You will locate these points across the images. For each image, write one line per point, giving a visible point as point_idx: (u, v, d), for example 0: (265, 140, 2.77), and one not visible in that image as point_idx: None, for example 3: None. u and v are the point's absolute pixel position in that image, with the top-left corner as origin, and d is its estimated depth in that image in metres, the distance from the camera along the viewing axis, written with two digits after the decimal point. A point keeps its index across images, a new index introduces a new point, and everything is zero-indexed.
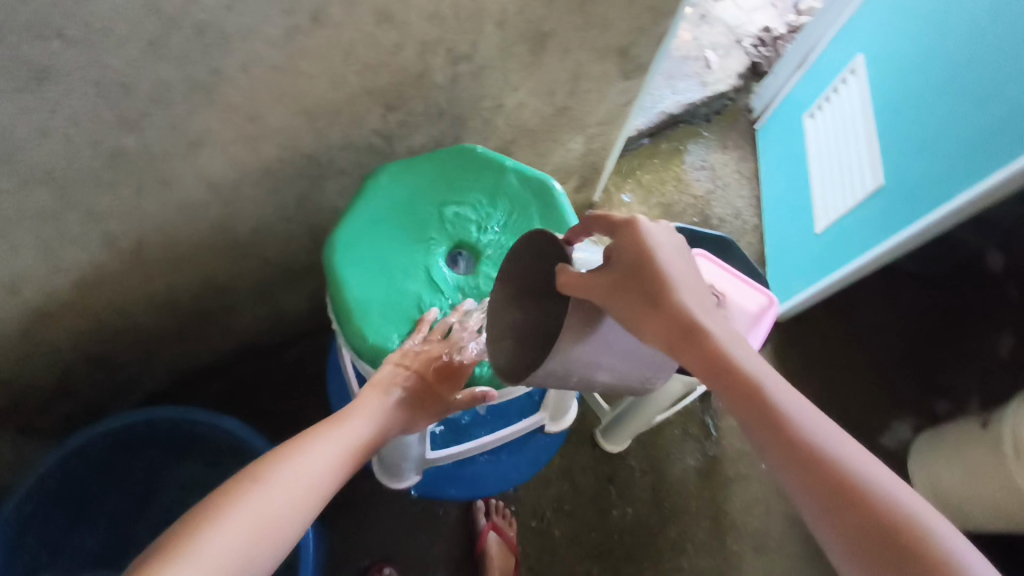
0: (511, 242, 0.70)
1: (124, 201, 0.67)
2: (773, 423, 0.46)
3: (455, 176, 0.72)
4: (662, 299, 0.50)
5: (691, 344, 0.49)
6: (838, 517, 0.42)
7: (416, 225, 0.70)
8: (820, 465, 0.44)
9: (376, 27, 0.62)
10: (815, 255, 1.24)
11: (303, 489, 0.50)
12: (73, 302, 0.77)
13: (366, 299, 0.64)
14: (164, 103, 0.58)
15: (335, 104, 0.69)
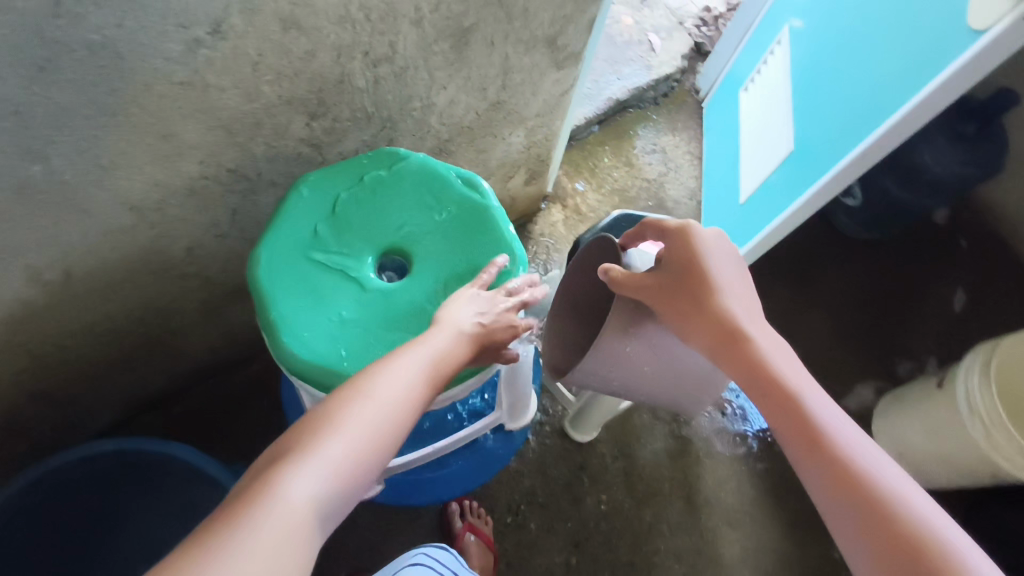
0: (438, 240, 0.70)
1: (41, 232, 0.65)
2: (797, 415, 0.51)
3: (378, 182, 0.72)
4: (707, 303, 0.57)
5: (723, 335, 0.56)
6: (845, 500, 0.46)
7: (343, 236, 0.69)
8: (834, 454, 0.48)
9: (283, 34, 0.60)
10: (738, 221, 1.27)
11: (399, 409, 0.51)
12: (1, 339, 0.75)
13: (292, 313, 0.64)
14: (67, 129, 0.56)
15: (254, 116, 0.68)
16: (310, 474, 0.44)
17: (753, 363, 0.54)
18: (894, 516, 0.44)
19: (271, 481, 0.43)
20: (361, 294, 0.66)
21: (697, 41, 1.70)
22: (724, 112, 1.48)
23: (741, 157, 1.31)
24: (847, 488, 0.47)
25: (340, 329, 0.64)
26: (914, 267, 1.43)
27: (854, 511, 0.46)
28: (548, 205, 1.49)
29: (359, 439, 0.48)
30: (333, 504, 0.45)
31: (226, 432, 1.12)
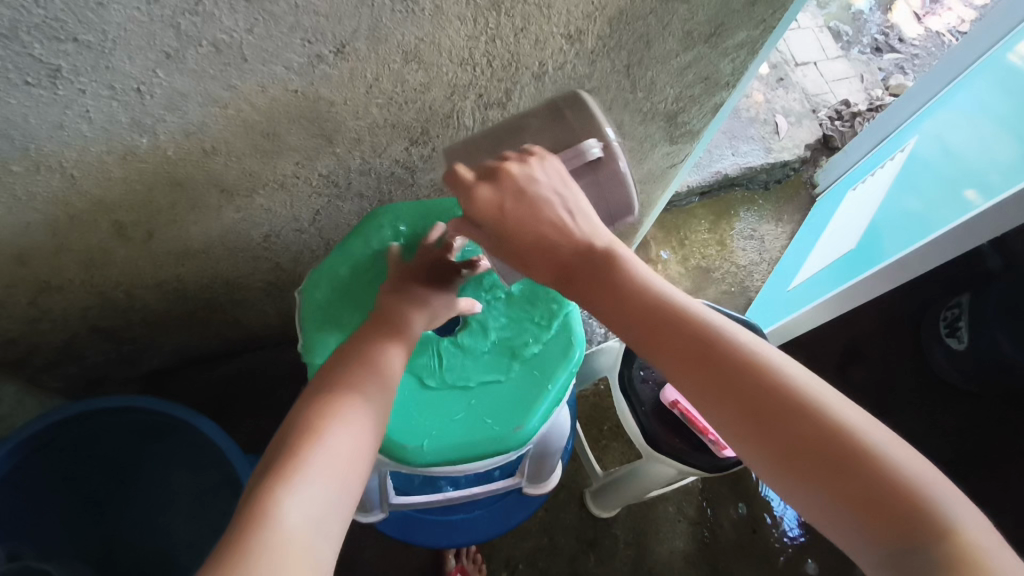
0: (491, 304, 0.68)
1: (135, 195, 0.67)
2: (673, 349, 0.47)
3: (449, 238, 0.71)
4: (532, 250, 0.52)
5: (563, 268, 0.52)
6: (758, 437, 0.43)
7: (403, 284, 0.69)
8: (736, 387, 0.44)
9: (404, 65, 0.60)
10: (780, 303, 1.22)
11: (360, 420, 0.49)
12: (79, 277, 0.79)
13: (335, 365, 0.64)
14: (179, 111, 0.58)
15: (356, 132, 0.68)
16: (310, 495, 0.42)
17: (623, 288, 0.50)
18: (785, 412, 0.42)
19: (261, 509, 0.40)
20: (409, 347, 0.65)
21: (828, 134, 1.61)
22: (824, 210, 1.41)
23: (813, 248, 1.26)
24: (729, 403, 0.44)
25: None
26: (1007, 435, 1.28)
27: (749, 429, 0.44)
28: None
29: (353, 450, 0.47)
30: (331, 526, 0.42)
31: (263, 408, 1.16)
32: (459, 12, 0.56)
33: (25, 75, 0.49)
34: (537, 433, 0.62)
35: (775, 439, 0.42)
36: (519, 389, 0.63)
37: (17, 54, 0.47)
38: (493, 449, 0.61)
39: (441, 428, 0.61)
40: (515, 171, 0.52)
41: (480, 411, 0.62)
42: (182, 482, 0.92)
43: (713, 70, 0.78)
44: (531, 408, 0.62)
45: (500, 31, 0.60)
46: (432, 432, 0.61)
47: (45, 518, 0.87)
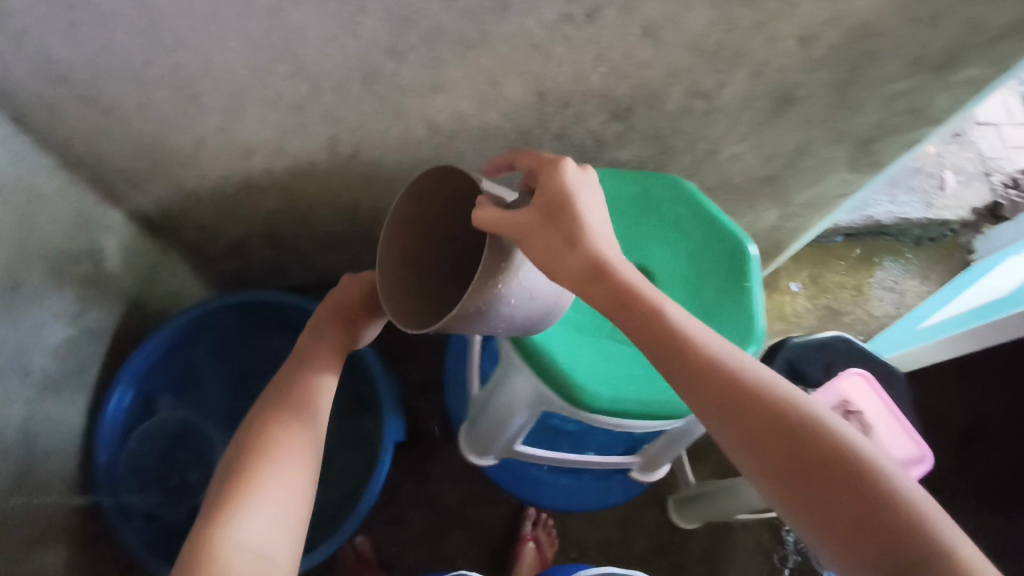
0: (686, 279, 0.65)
1: (360, 116, 0.74)
2: (711, 383, 0.47)
3: (655, 207, 0.66)
4: (579, 241, 0.49)
5: (593, 267, 0.49)
6: (788, 473, 0.43)
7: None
8: (772, 422, 0.45)
9: (638, 40, 0.63)
10: (920, 334, 1.19)
11: (294, 457, 0.58)
12: (282, 180, 0.88)
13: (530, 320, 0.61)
14: (430, 46, 0.63)
15: (568, 96, 0.72)
16: (253, 523, 0.51)
17: (652, 310, 0.49)
18: (819, 449, 0.43)
19: (214, 541, 0.48)
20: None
21: (998, 202, 1.50)
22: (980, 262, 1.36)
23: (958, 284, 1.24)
24: (760, 440, 0.45)
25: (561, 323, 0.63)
26: None
27: (784, 465, 0.44)
28: None
29: (291, 480, 0.56)
30: (274, 547, 0.50)
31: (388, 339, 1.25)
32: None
33: None
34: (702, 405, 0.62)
35: (781, 458, 0.44)
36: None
37: None
38: (658, 412, 0.61)
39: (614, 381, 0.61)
40: (570, 171, 0.51)
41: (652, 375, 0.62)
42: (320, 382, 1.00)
43: (925, 102, 0.76)
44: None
45: (740, 22, 0.61)
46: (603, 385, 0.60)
47: (203, 387, 1.00)
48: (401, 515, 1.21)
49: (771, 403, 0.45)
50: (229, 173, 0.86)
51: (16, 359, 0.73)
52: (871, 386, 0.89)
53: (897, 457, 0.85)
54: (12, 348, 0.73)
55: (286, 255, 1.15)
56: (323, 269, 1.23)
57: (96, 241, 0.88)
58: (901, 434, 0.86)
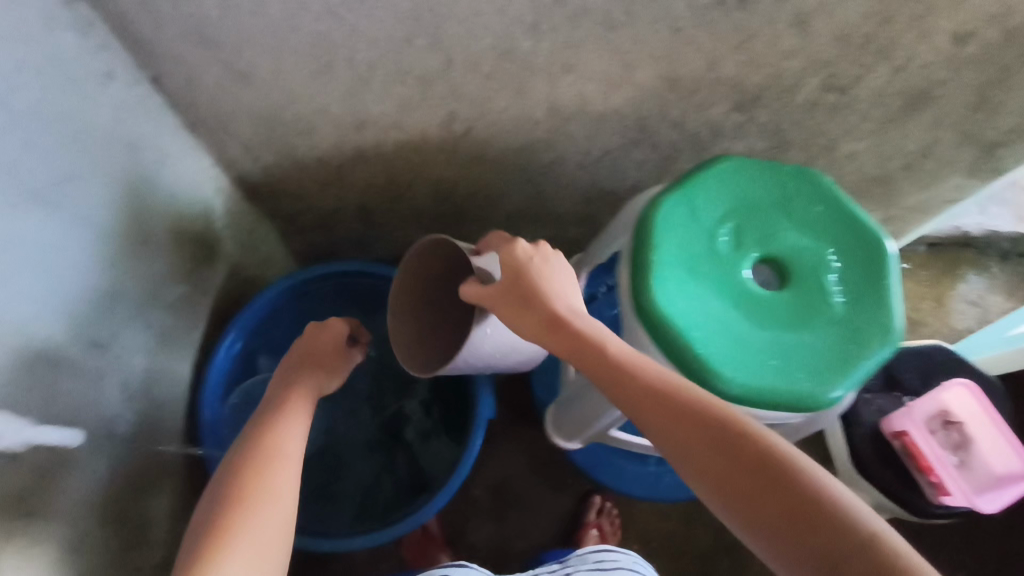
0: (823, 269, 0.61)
1: (484, 93, 0.75)
2: (663, 415, 0.49)
3: (793, 195, 0.63)
4: (534, 300, 0.57)
5: (549, 318, 0.56)
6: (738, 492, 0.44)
7: (732, 226, 0.62)
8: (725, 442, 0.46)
9: (786, 28, 0.62)
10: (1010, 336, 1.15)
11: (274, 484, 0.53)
12: (390, 154, 0.89)
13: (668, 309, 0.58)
14: (573, 24, 0.63)
15: (697, 83, 0.71)
16: None
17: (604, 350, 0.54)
18: (764, 464, 0.44)
19: None
20: (730, 286, 0.60)
21: None
22: None
23: None
24: (715, 465, 0.46)
25: (696, 307, 0.58)
26: None
27: (735, 483, 0.45)
28: None
29: (272, 514, 0.51)
30: None
31: None
32: None
33: None
34: (836, 404, 0.58)
35: (730, 476, 0.45)
36: (834, 358, 0.58)
37: None
38: (793, 405, 0.57)
39: (750, 370, 0.57)
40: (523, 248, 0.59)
41: (790, 365, 0.58)
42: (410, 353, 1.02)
43: None
44: (841, 379, 0.57)
45: (898, 13, 0.60)
46: (741, 375, 0.57)
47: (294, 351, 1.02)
48: (465, 494, 1.22)
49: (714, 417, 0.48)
50: (341, 144, 0.87)
51: (146, 312, 0.76)
52: (977, 399, 0.85)
53: (998, 471, 0.81)
54: (144, 301, 0.76)
55: (372, 229, 1.17)
56: (405, 246, 1.24)
57: (207, 203, 0.90)
58: (1004, 449, 0.83)
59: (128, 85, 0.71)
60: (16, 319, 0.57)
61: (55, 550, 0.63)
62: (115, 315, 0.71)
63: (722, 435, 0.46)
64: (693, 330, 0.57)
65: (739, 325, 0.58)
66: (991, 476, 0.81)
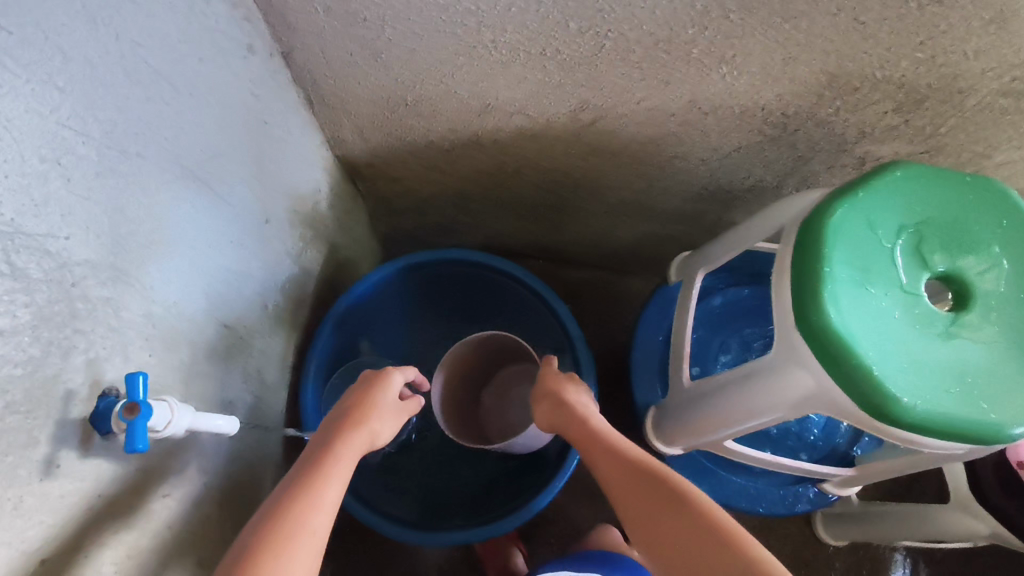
0: (1010, 291, 0.56)
1: (624, 83, 0.71)
2: (616, 467, 0.65)
3: (978, 208, 0.58)
4: (558, 396, 0.76)
5: (562, 406, 0.74)
6: (651, 521, 0.60)
7: (910, 240, 0.57)
8: (646, 483, 0.62)
9: (982, 27, 0.57)
10: None
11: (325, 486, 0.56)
12: (504, 142, 0.87)
13: (850, 327, 0.53)
14: (745, 13, 0.59)
15: (861, 81, 0.66)
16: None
17: (599, 426, 0.70)
18: (671, 496, 0.60)
19: None
20: (908, 304, 0.55)
21: None
22: None
23: None
24: (641, 503, 0.61)
25: (875, 325, 0.54)
26: None
27: (652, 515, 0.60)
28: None
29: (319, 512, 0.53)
30: None
31: None
32: None
33: None
34: (1017, 437, 0.53)
35: (645, 508, 0.61)
36: (1018, 387, 0.54)
37: None
38: (974, 436, 0.53)
39: (932, 396, 0.52)
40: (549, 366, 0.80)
41: (974, 393, 0.53)
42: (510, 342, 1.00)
43: None
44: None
45: None
46: (923, 400, 0.52)
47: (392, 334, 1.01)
48: None
49: (643, 469, 0.63)
50: (456, 129, 0.85)
51: (265, 293, 0.75)
52: None
53: None
54: (264, 283, 0.74)
55: (464, 216, 1.15)
56: (493, 233, 1.22)
57: (317, 183, 0.89)
58: None
59: (264, 60, 0.68)
60: (172, 303, 0.55)
61: (192, 533, 0.62)
62: (243, 297, 0.69)
63: (642, 474, 0.63)
64: (873, 350, 0.53)
65: (919, 347, 0.54)
66: None
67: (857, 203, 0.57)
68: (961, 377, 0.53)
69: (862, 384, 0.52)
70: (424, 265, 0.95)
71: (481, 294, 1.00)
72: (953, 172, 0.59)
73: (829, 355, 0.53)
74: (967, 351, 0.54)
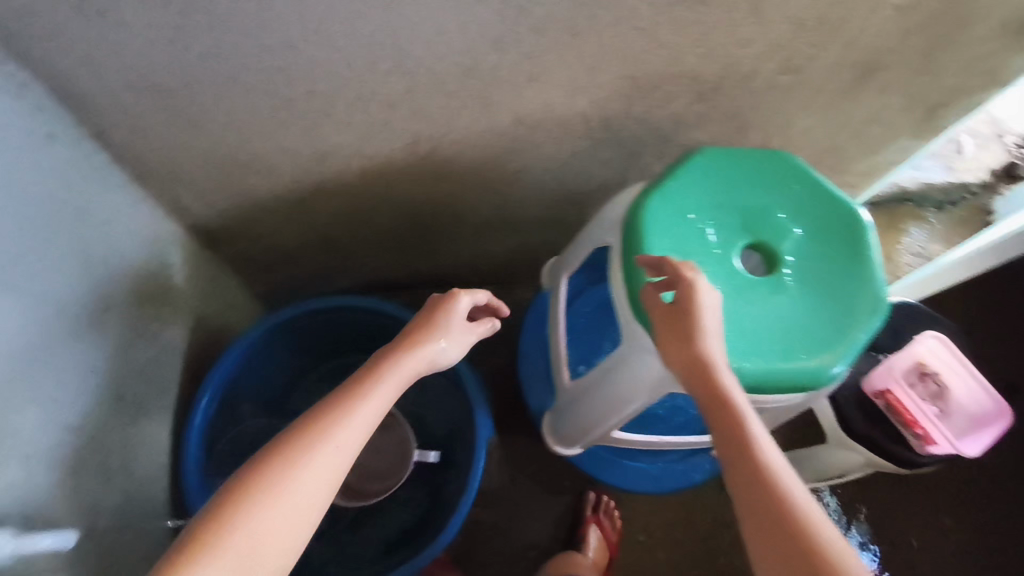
0: (810, 249, 0.62)
1: (449, 111, 0.73)
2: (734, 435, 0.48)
3: (772, 178, 0.64)
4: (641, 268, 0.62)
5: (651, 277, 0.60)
6: (765, 530, 0.44)
7: (718, 219, 0.62)
8: (765, 483, 0.45)
9: (743, 18, 0.63)
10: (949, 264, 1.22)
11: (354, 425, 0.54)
12: (351, 184, 0.87)
13: (672, 309, 0.58)
14: (537, 33, 0.62)
15: (660, 78, 0.71)
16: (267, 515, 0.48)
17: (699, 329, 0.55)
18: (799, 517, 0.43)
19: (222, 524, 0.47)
20: (724, 277, 0.60)
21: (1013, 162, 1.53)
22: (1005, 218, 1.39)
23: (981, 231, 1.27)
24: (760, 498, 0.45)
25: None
26: None
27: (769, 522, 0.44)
28: None
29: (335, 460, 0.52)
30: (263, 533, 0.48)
31: None
32: None
33: None
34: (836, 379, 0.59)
35: (763, 513, 0.44)
36: (831, 332, 0.60)
37: None
38: (801, 384, 0.58)
39: (756, 355, 0.58)
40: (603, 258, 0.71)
41: (792, 344, 0.59)
42: None
43: (1001, 65, 0.77)
44: (841, 351, 0.59)
45: None
46: (748, 361, 0.57)
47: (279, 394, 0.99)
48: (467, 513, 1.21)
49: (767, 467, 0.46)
50: (300, 180, 0.85)
51: (110, 380, 0.72)
52: (948, 349, 0.90)
53: (971, 413, 0.88)
54: (104, 374, 0.71)
55: (337, 260, 1.13)
56: (372, 271, 1.21)
57: (165, 256, 0.86)
58: (975, 394, 0.89)
59: (71, 145, 0.66)
60: None
61: None
62: (78, 389, 0.66)
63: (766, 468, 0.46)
64: None
65: (740, 313, 0.59)
66: (967, 416, 0.88)
67: (666, 194, 0.62)
68: (778, 335, 0.59)
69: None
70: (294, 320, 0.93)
71: (360, 337, 0.99)
72: (748, 150, 0.65)
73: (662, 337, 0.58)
74: (780, 311, 0.60)
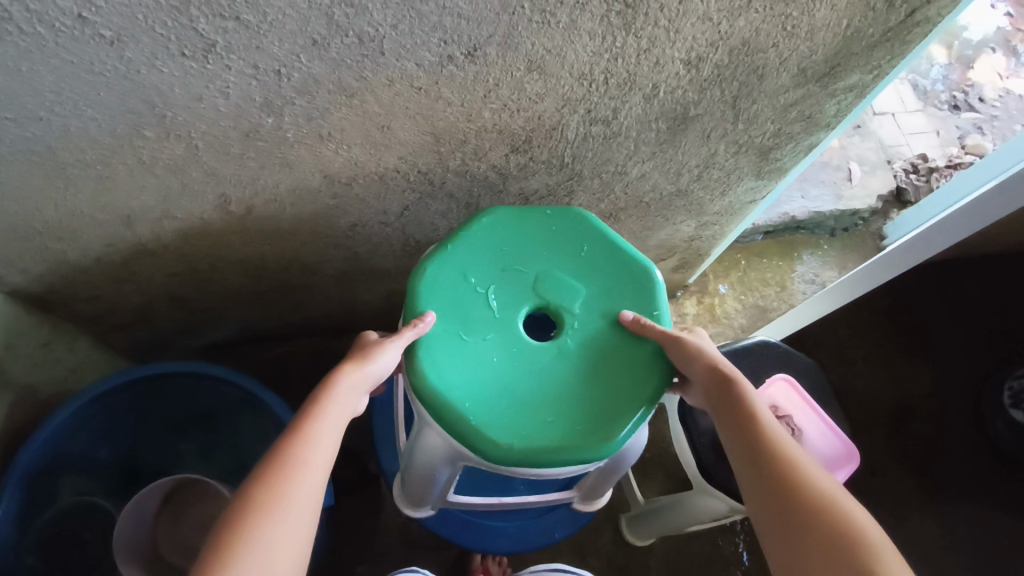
0: (592, 310, 0.67)
1: (247, 171, 0.70)
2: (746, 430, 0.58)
3: (562, 244, 0.71)
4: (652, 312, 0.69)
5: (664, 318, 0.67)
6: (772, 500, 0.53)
7: (506, 284, 0.68)
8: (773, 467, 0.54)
9: (525, 74, 0.62)
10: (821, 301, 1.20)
11: (311, 467, 0.52)
12: (172, 244, 0.83)
13: (444, 380, 0.61)
14: (308, 95, 0.59)
15: (463, 133, 0.69)
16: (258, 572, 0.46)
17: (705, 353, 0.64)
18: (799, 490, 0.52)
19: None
20: (503, 343, 0.64)
21: (901, 187, 1.56)
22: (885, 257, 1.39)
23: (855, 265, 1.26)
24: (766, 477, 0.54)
25: (478, 367, 0.63)
26: None
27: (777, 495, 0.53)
28: (684, 295, 1.47)
29: (304, 503, 0.50)
30: None
31: None
32: (591, 28, 0.57)
33: (184, 50, 0.51)
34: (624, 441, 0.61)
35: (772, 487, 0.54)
36: (613, 396, 0.63)
37: (182, 29, 0.49)
38: (588, 447, 0.60)
39: (532, 422, 0.61)
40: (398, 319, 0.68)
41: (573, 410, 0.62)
42: (241, 440, 0.97)
43: (818, 109, 0.77)
44: (627, 411, 0.62)
45: (625, 50, 0.61)
46: (523, 428, 0.60)
47: (106, 459, 0.94)
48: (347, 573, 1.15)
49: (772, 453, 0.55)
50: (113, 244, 0.80)
51: None
52: (798, 391, 0.90)
53: (824, 454, 0.86)
54: None
55: (195, 316, 1.08)
56: (238, 325, 1.17)
57: None
58: (826, 436, 0.87)
59: None
60: None
61: None
62: None
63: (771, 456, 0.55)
64: (469, 392, 0.61)
65: (520, 378, 0.63)
66: (820, 458, 0.86)
67: (444, 270, 0.68)
68: (557, 394, 0.62)
69: (460, 428, 0.59)
70: (122, 387, 0.88)
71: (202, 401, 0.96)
72: (536, 224, 0.72)
73: (434, 412, 0.60)
74: (558, 371, 0.64)
